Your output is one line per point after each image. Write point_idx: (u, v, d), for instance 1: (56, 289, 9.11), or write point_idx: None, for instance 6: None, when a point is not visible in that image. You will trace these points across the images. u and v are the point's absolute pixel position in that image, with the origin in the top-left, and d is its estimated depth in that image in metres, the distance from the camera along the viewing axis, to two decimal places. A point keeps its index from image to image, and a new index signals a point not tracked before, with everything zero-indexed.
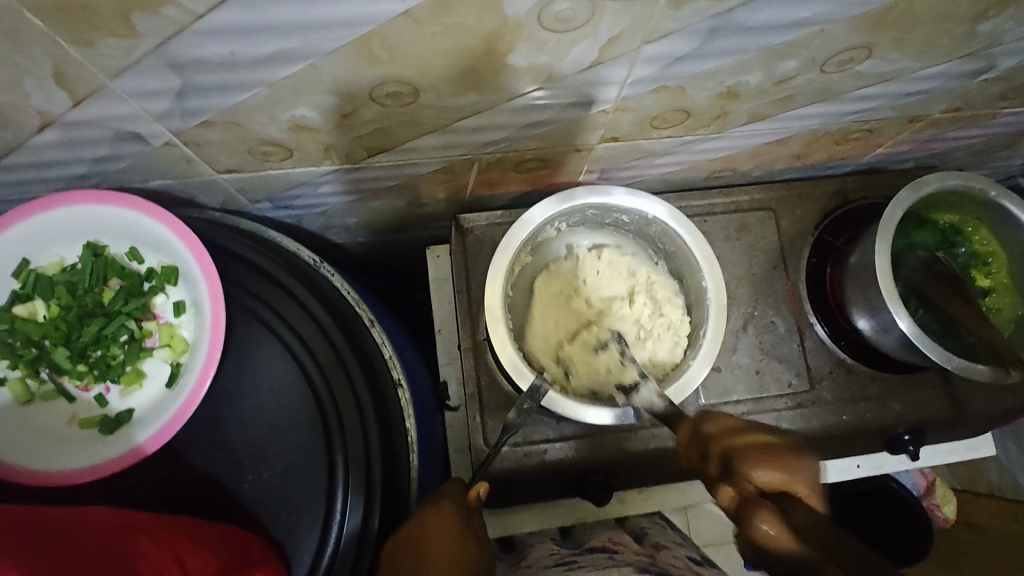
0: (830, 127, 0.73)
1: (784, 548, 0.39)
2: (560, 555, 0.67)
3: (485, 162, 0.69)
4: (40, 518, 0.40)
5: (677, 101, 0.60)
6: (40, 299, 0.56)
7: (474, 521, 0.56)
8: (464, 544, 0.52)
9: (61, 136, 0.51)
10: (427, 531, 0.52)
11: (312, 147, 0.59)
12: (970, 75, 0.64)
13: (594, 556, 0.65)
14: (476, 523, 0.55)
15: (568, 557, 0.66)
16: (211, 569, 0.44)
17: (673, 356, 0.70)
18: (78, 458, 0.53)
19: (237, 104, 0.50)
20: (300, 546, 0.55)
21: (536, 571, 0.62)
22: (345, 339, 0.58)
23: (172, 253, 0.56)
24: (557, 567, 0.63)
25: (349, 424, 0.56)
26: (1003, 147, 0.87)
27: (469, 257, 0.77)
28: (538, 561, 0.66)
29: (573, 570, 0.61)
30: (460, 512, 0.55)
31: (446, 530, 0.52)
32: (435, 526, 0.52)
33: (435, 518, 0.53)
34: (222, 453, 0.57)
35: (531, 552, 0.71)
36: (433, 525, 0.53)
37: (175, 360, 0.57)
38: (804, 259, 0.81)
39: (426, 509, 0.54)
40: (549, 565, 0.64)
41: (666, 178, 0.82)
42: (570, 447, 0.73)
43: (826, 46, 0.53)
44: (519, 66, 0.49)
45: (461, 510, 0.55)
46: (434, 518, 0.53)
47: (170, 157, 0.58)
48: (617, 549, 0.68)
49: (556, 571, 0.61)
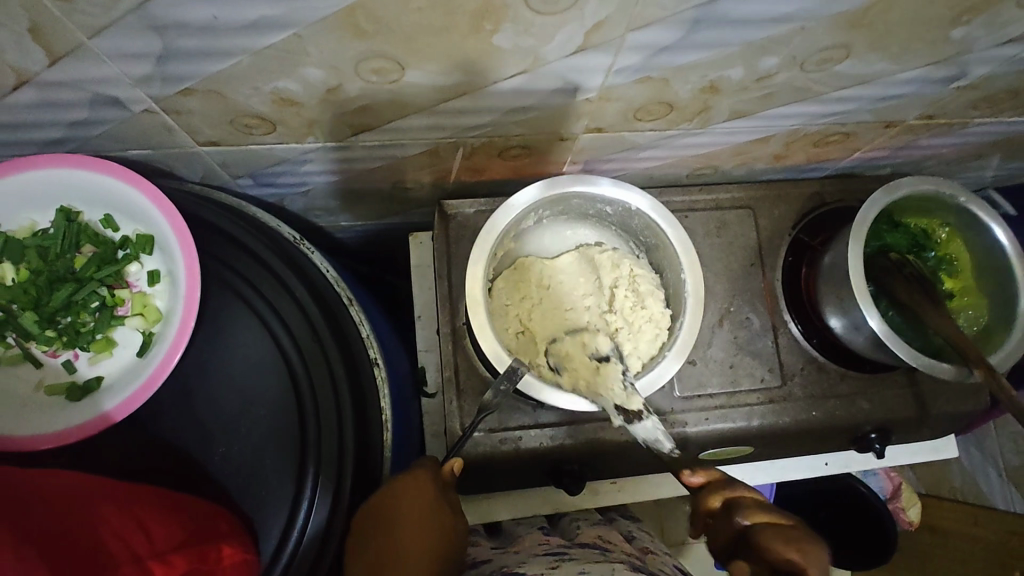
0: (810, 128, 0.74)
1: None
2: (548, 545, 0.67)
3: (470, 147, 0.70)
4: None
5: (661, 93, 0.61)
6: (9, 262, 0.55)
7: (449, 493, 0.56)
8: (440, 515, 0.53)
9: (38, 96, 0.50)
10: (398, 502, 0.53)
11: (296, 122, 0.59)
12: (944, 82, 0.66)
13: (583, 549, 0.65)
14: (452, 497, 0.56)
15: (555, 547, 0.65)
16: (176, 538, 0.44)
17: (654, 346, 0.69)
18: (43, 424, 0.52)
19: (219, 72, 0.50)
20: (269, 521, 0.55)
21: (523, 558, 0.61)
22: (323, 317, 0.57)
23: (148, 221, 0.55)
24: (546, 556, 0.62)
25: (324, 400, 0.56)
26: (975, 158, 0.90)
27: (452, 243, 0.77)
28: (528, 548, 0.66)
29: (564, 560, 0.60)
30: (434, 484, 0.55)
31: (418, 505, 0.53)
32: (410, 503, 0.53)
33: (407, 495, 0.53)
34: (193, 425, 0.56)
35: (519, 541, 0.70)
36: (404, 496, 0.53)
37: (147, 329, 0.56)
38: (780, 258, 0.82)
39: (398, 481, 0.54)
40: (538, 553, 0.63)
41: (649, 173, 0.83)
42: (546, 436, 0.73)
43: (806, 44, 0.55)
44: (505, 47, 0.50)
45: (436, 485, 0.55)
46: (406, 489, 0.53)
47: (150, 125, 0.57)
48: (607, 546, 0.68)
49: (545, 561, 0.60)
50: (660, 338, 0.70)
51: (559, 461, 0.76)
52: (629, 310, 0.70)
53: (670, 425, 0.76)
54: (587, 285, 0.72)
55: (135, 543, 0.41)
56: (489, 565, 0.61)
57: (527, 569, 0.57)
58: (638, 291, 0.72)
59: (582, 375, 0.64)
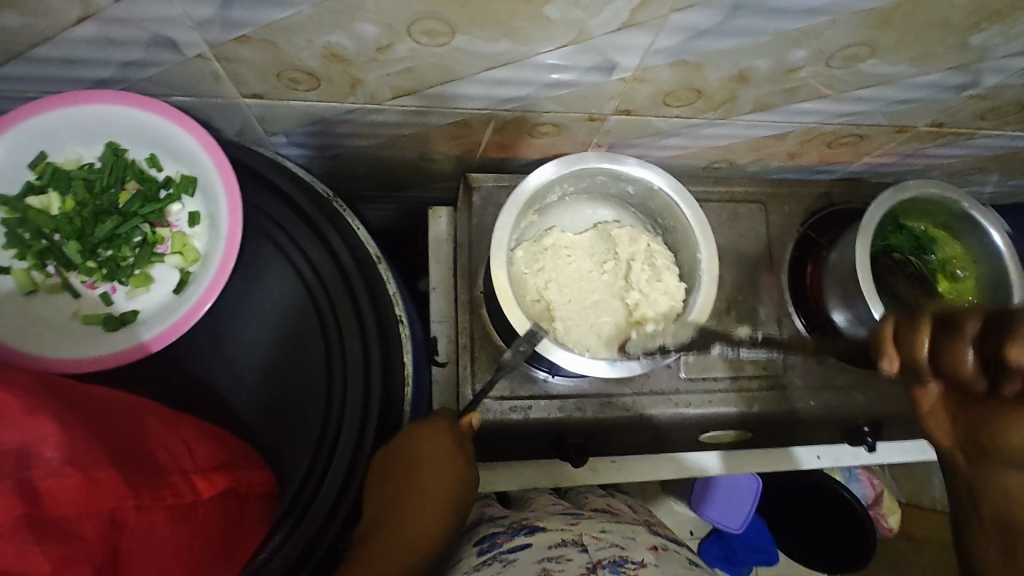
0: (826, 127, 0.77)
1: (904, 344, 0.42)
2: (563, 506, 0.71)
3: (501, 120, 0.72)
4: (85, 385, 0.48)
5: (691, 78, 0.63)
6: (56, 193, 0.56)
7: (465, 448, 0.59)
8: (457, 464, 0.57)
9: (97, 32, 0.52)
10: (422, 447, 0.56)
11: (341, 79, 0.61)
12: (957, 89, 0.69)
13: (596, 513, 0.69)
14: (468, 449, 0.59)
15: (570, 508, 0.69)
16: (215, 458, 0.49)
17: (671, 314, 0.74)
18: (79, 350, 0.54)
19: (277, 22, 0.51)
20: (292, 467, 0.57)
21: (542, 514, 0.65)
22: (356, 269, 0.59)
23: (193, 163, 0.57)
24: (564, 514, 0.65)
25: (352, 349, 0.57)
26: (977, 171, 0.94)
27: (475, 215, 0.79)
28: (542, 508, 0.69)
29: (582, 519, 0.63)
30: (452, 436, 0.58)
31: (439, 456, 0.57)
32: (431, 455, 0.56)
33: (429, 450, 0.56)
34: (224, 363, 0.60)
35: (532, 502, 0.74)
36: (425, 440, 0.56)
37: (185, 268, 0.58)
38: (788, 253, 0.86)
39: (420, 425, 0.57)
40: (554, 511, 0.66)
41: (667, 162, 0.86)
42: (555, 407, 0.76)
43: (836, 38, 0.58)
44: (553, 18, 0.52)
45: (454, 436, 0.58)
46: (427, 433, 0.57)
47: (200, 71, 0.58)
48: (616, 511, 0.72)
49: (564, 517, 0.63)
50: (675, 308, 0.74)
51: (564, 433, 0.79)
52: (648, 279, 0.74)
53: (674, 404, 0.78)
54: (603, 256, 0.77)
55: (179, 455, 0.48)
56: (509, 518, 0.64)
57: (548, 524, 0.60)
58: (654, 263, 0.76)
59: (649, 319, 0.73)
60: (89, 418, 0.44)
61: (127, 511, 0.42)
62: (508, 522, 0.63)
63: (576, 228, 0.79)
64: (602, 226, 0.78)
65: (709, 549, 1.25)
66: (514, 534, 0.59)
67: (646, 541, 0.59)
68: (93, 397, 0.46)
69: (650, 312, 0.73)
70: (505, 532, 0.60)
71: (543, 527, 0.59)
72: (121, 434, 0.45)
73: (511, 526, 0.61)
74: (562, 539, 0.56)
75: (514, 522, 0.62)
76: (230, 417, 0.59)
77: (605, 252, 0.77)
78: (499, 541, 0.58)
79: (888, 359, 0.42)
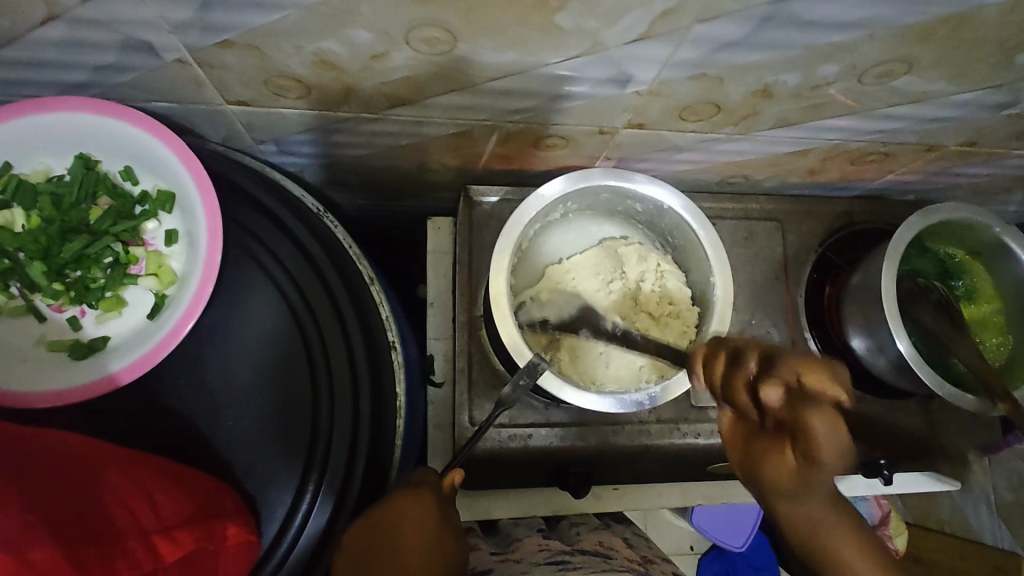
0: (850, 145, 0.73)
1: (778, 404, 0.43)
2: (550, 552, 0.67)
3: (505, 132, 0.67)
4: (21, 443, 0.42)
5: (711, 92, 0.59)
6: (21, 208, 0.52)
7: (448, 511, 0.54)
8: (444, 535, 0.50)
9: (66, 33, 0.47)
10: (404, 523, 0.49)
11: (333, 87, 0.56)
12: (995, 108, 0.65)
13: (586, 556, 0.65)
14: (452, 514, 0.53)
15: (557, 555, 0.65)
16: (183, 512, 0.44)
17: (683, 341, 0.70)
18: (43, 380, 0.51)
19: (262, 26, 0.47)
20: (273, 504, 0.53)
21: (527, 568, 0.61)
22: (345, 292, 0.55)
23: (171, 177, 0.53)
24: (551, 565, 0.62)
25: (340, 380, 0.53)
26: (1003, 191, 0.90)
27: (475, 230, 0.75)
28: (528, 556, 0.65)
29: (570, 569, 0.60)
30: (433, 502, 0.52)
31: (424, 526, 0.50)
32: (414, 525, 0.49)
33: (411, 518, 0.49)
34: (201, 393, 0.55)
35: (519, 545, 0.70)
36: (409, 515, 0.50)
37: (160, 291, 0.54)
38: (805, 274, 0.81)
39: (399, 495, 0.51)
40: (541, 561, 0.63)
41: (679, 176, 0.81)
42: (555, 435, 0.72)
43: (871, 53, 0.53)
44: (565, 28, 0.47)
45: (436, 500, 0.53)
46: (410, 506, 0.50)
47: (181, 77, 0.54)
48: (609, 551, 0.68)
49: (551, 570, 0.60)
50: (687, 333, 0.70)
51: (565, 462, 0.74)
52: (657, 300, 0.71)
53: (682, 434, 0.74)
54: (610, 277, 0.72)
55: (139, 515, 0.42)
56: None
57: None
58: (664, 285, 0.72)
59: (662, 343, 0.69)
60: (25, 496, 0.37)
61: None
62: None
63: (580, 245, 0.74)
64: (608, 244, 0.74)
65: (709, 564, 1.21)
66: None
67: None
68: (33, 462, 0.40)
69: (659, 338, 0.70)
70: None
71: None
72: (65, 509, 0.39)
73: None
74: None
75: None
76: (206, 451, 0.54)
77: (615, 271, 0.72)
78: None
79: (730, 400, 0.47)
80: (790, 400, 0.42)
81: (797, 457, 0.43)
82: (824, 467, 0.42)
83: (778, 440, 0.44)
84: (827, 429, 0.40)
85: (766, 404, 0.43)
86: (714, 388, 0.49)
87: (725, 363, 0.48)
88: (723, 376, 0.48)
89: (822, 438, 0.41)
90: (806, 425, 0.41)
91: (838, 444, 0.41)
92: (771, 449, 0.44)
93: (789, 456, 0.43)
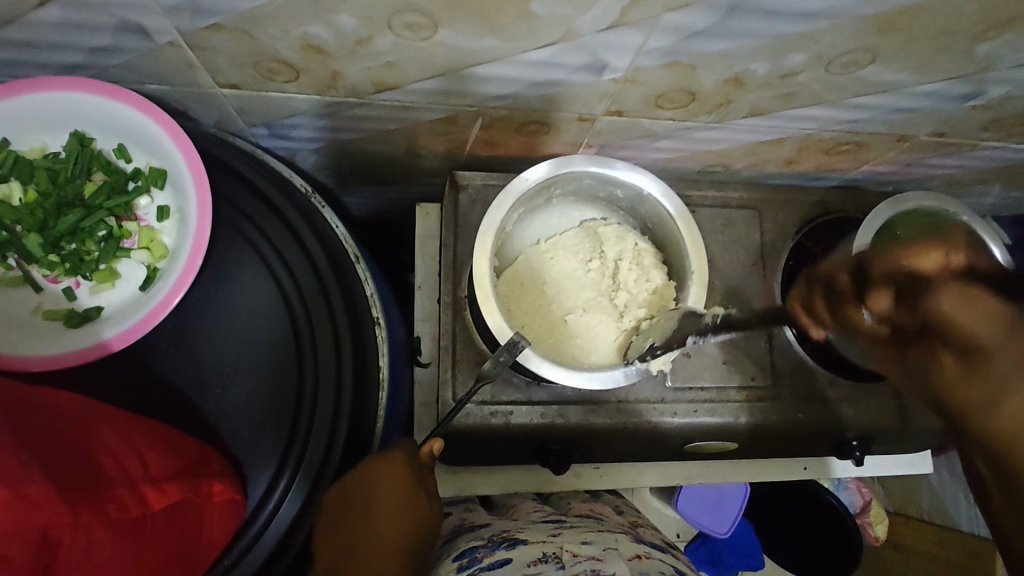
0: (823, 134, 0.75)
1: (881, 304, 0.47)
2: (544, 513, 0.70)
3: (489, 118, 0.70)
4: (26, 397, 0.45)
5: (685, 80, 0.61)
6: (18, 182, 0.55)
7: (425, 478, 0.57)
8: (413, 498, 0.53)
9: (61, 16, 0.49)
10: (376, 486, 0.52)
11: (320, 72, 0.58)
12: (961, 99, 0.67)
13: (580, 518, 0.69)
14: (427, 481, 0.56)
15: (552, 516, 0.69)
16: (170, 468, 0.47)
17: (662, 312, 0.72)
18: (40, 346, 0.53)
19: (248, 10, 0.49)
20: (258, 469, 0.56)
21: (524, 524, 0.64)
22: (331, 270, 0.57)
23: (162, 155, 0.55)
24: (547, 524, 0.65)
25: (324, 352, 0.56)
26: (978, 183, 0.92)
27: (461, 214, 0.77)
28: (524, 516, 0.69)
29: (565, 528, 0.63)
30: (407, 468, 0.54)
31: (394, 490, 0.53)
32: (385, 491, 0.52)
33: (381, 482, 0.52)
34: (191, 363, 0.58)
35: (514, 509, 0.74)
36: (380, 480, 0.52)
37: (152, 264, 0.57)
38: (781, 262, 0.83)
39: (375, 461, 0.53)
40: (537, 520, 0.66)
41: (661, 164, 0.84)
42: (536, 412, 0.74)
43: (836, 43, 0.55)
44: (540, 15, 0.49)
45: (412, 469, 0.55)
46: (383, 471, 0.53)
47: (172, 59, 0.56)
48: (601, 516, 0.72)
49: (547, 528, 0.63)
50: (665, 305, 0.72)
51: (546, 440, 0.76)
52: (637, 275, 0.73)
53: (660, 412, 0.77)
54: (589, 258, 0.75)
55: (130, 465, 0.45)
56: (489, 530, 0.64)
57: (529, 536, 0.60)
58: (642, 262, 0.74)
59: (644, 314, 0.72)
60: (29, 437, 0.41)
61: (67, 531, 0.38)
62: (490, 535, 0.62)
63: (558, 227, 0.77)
64: (587, 226, 0.76)
65: (695, 552, 1.22)
66: (496, 547, 0.58)
67: (629, 550, 0.59)
68: (37, 413, 0.44)
69: (638, 310, 0.72)
70: (486, 546, 0.58)
71: (526, 540, 0.59)
72: (64, 453, 0.42)
73: (490, 540, 0.60)
74: (544, 555, 0.54)
75: (494, 535, 0.61)
76: (195, 419, 0.57)
77: (593, 252, 0.75)
78: (480, 555, 0.56)
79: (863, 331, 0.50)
80: (898, 292, 0.45)
81: (950, 354, 0.39)
82: (985, 346, 0.37)
83: (926, 342, 0.42)
84: (955, 307, 0.39)
85: (888, 322, 0.45)
86: (830, 320, 0.57)
87: (829, 298, 0.57)
88: (829, 307, 0.57)
89: (956, 319, 0.38)
90: (918, 307, 0.42)
91: (988, 317, 0.37)
92: (927, 354, 0.41)
93: (948, 361, 0.40)
